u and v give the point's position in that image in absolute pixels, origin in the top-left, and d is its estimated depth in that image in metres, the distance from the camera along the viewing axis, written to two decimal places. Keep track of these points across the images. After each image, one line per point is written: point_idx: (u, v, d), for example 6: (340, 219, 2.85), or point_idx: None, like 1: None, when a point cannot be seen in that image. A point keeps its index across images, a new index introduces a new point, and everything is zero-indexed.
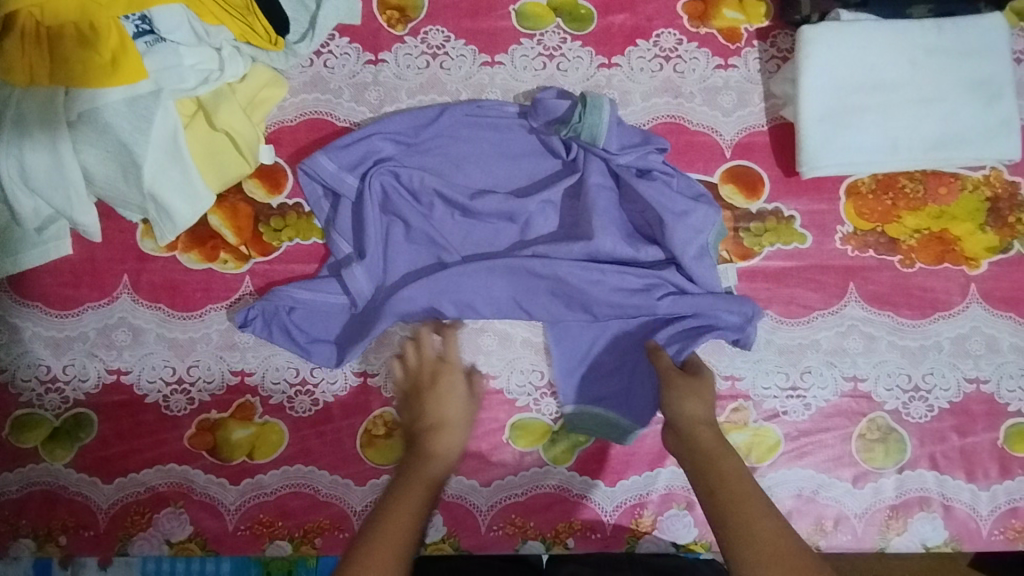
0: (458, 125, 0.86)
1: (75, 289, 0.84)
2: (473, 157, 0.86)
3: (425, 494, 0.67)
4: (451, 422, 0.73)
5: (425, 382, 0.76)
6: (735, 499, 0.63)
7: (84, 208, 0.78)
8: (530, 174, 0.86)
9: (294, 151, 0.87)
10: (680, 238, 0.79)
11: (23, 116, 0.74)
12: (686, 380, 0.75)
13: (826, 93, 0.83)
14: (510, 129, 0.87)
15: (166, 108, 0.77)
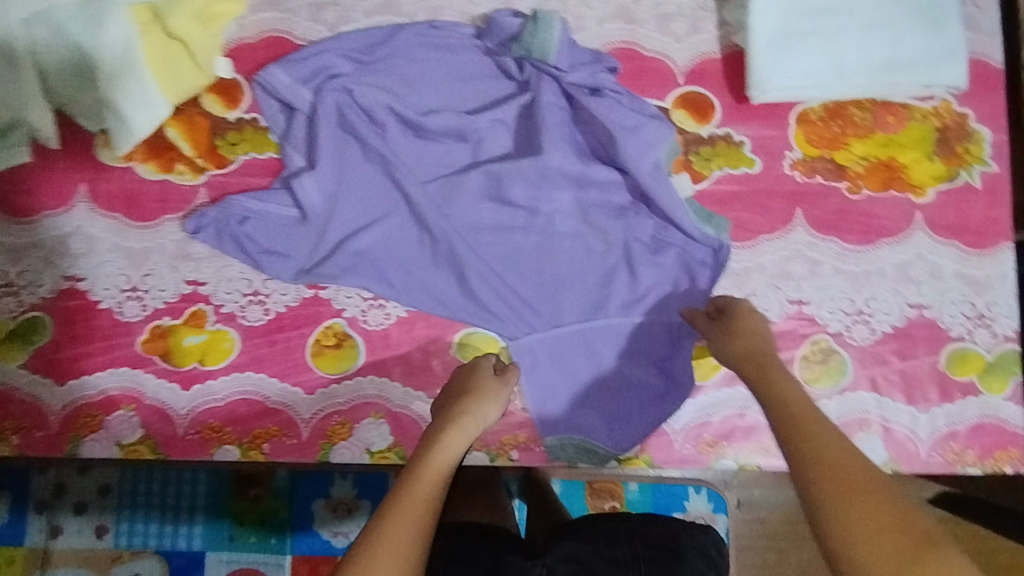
0: (412, 45, 0.87)
1: (34, 198, 0.85)
2: (428, 78, 0.87)
3: (433, 501, 0.61)
4: (468, 426, 0.68)
5: (467, 378, 0.74)
6: (832, 471, 0.56)
7: (39, 112, 0.80)
8: (482, 96, 0.87)
9: (251, 67, 0.88)
10: (632, 152, 0.82)
11: None
12: (720, 322, 0.76)
13: (775, 17, 0.84)
14: (464, 51, 0.87)
15: (121, 13, 0.78)
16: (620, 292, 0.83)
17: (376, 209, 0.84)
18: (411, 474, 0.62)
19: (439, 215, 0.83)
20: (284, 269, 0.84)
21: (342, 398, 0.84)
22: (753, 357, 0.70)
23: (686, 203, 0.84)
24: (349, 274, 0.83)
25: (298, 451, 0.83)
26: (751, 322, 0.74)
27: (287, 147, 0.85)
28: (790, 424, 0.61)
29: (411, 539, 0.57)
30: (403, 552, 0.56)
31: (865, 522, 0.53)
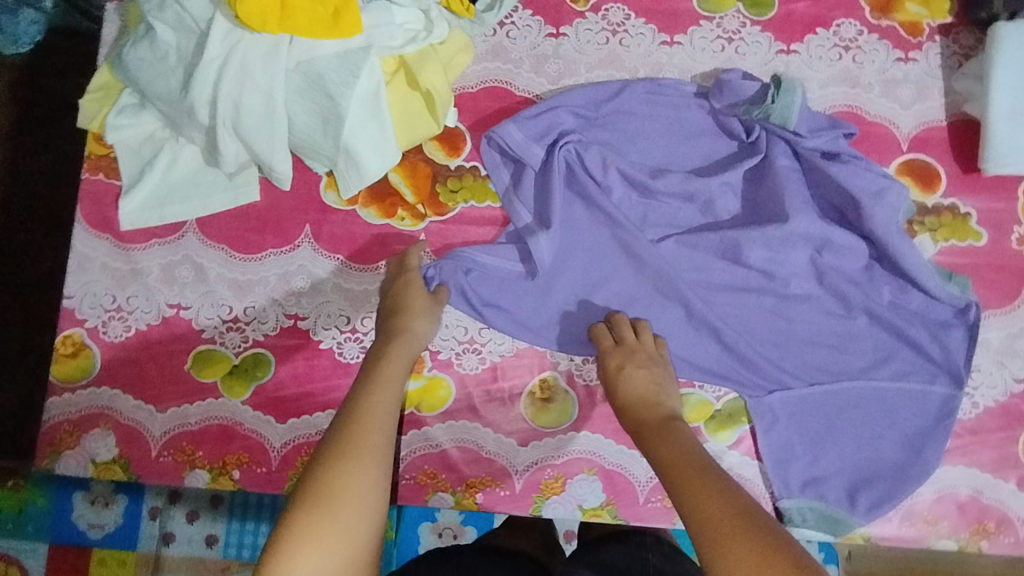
0: (637, 102, 0.87)
1: (260, 236, 0.87)
2: (649, 134, 0.87)
3: (395, 399, 0.67)
4: (406, 340, 0.76)
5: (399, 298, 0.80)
6: (712, 497, 0.57)
7: (281, 155, 0.81)
8: (705, 154, 0.87)
9: (474, 116, 0.89)
10: (880, 218, 0.81)
11: (248, 62, 0.76)
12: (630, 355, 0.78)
13: (1018, 90, 0.82)
14: (687, 109, 0.87)
15: (372, 64, 0.80)
16: (856, 360, 0.83)
17: (597, 267, 0.85)
18: (363, 391, 0.67)
19: (662, 277, 0.84)
20: (508, 323, 0.84)
21: (555, 452, 0.83)
22: (642, 425, 0.72)
23: (929, 264, 0.82)
24: (577, 333, 0.85)
25: (511, 503, 0.83)
26: (636, 374, 0.76)
27: (513, 202, 0.85)
28: (684, 472, 0.61)
29: (380, 425, 0.63)
30: (371, 445, 0.61)
31: (746, 554, 0.51)
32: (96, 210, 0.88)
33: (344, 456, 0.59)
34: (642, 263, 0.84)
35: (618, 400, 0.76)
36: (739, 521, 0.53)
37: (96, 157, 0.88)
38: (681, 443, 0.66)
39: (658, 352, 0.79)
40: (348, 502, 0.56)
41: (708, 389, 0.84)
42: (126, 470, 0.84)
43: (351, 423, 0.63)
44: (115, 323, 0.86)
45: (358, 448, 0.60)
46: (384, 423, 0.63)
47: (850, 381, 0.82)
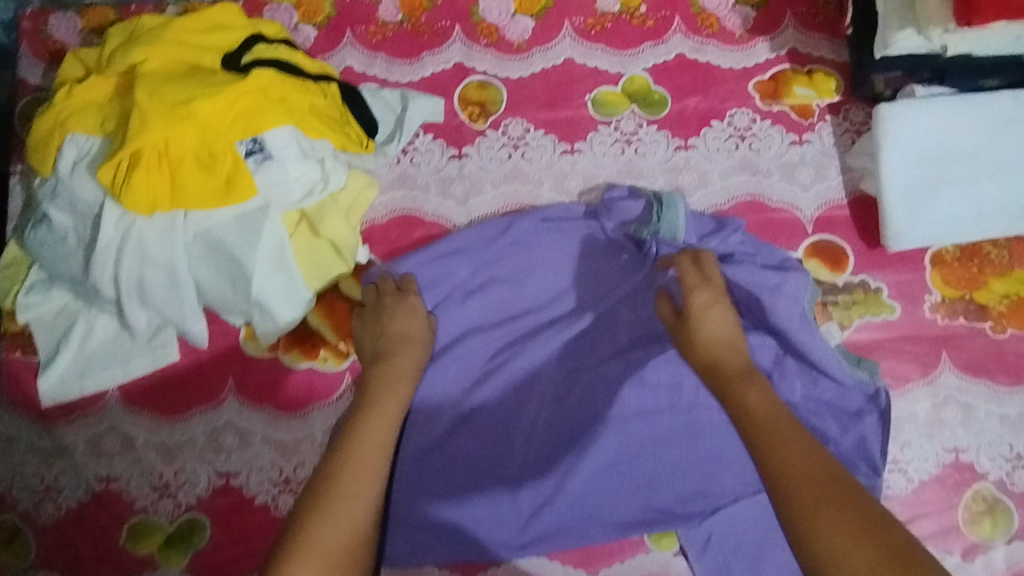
0: (530, 233, 0.88)
1: (184, 397, 0.87)
2: (546, 263, 0.88)
3: (381, 450, 0.69)
4: (405, 377, 0.78)
5: (386, 308, 0.82)
6: (810, 479, 0.58)
7: (195, 317, 0.81)
8: (603, 270, 0.88)
9: (386, 247, 0.89)
10: (782, 309, 0.82)
11: (145, 242, 0.76)
12: (677, 324, 0.79)
13: (907, 169, 0.84)
14: (579, 232, 0.88)
15: (273, 220, 0.80)
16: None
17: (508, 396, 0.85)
18: (356, 433, 0.70)
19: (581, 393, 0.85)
20: (428, 473, 0.82)
21: None
22: (716, 368, 0.75)
23: (837, 351, 0.83)
24: (495, 468, 0.83)
25: None
26: (712, 321, 0.77)
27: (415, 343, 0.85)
28: (762, 434, 0.65)
29: (364, 480, 0.66)
30: (365, 485, 0.66)
31: (845, 545, 0.53)
32: (16, 389, 0.87)
33: (325, 509, 0.63)
34: (563, 378, 0.85)
35: (688, 333, 0.78)
36: (835, 504, 0.56)
37: (12, 335, 0.89)
38: (775, 410, 0.67)
39: (717, 283, 0.79)
40: (317, 556, 0.60)
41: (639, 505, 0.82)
42: None
43: (337, 475, 0.66)
44: (45, 505, 0.84)
45: (342, 504, 0.64)
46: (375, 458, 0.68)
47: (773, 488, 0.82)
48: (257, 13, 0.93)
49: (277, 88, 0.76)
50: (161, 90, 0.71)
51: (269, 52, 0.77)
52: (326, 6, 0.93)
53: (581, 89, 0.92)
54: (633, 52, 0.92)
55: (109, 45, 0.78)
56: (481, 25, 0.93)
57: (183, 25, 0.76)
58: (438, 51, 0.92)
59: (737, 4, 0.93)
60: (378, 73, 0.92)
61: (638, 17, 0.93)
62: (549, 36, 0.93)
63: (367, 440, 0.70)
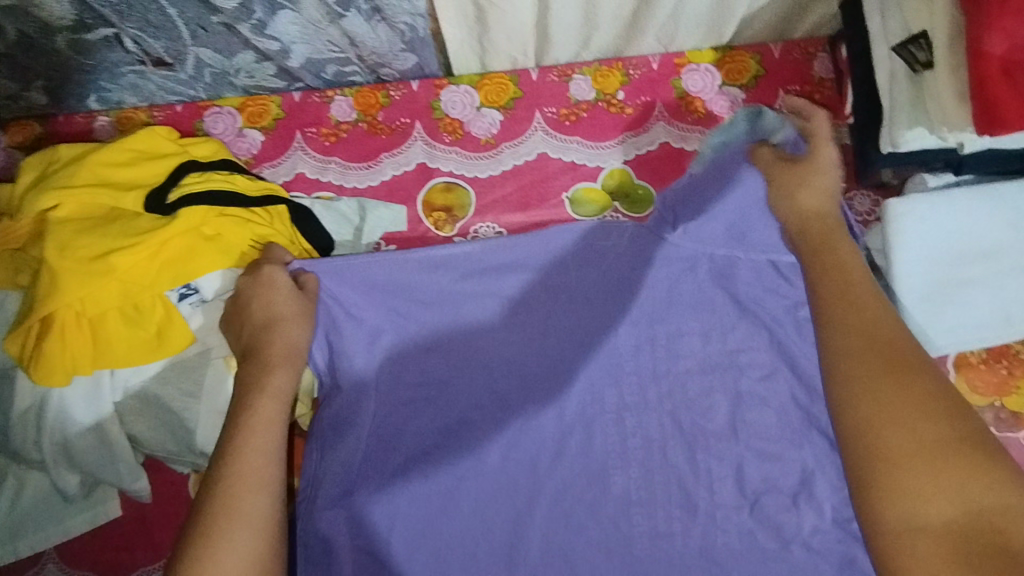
0: (456, 282, 0.79)
1: (129, 554, 0.78)
2: (474, 317, 0.79)
3: (270, 451, 0.60)
4: (293, 357, 0.66)
5: (257, 297, 0.67)
6: (867, 347, 0.52)
7: (134, 475, 0.72)
8: (588, 386, 0.79)
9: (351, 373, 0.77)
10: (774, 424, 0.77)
11: (68, 402, 0.68)
12: (788, 171, 0.70)
13: (926, 269, 0.75)
14: (504, 284, 0.80)
15: (215, 365, 0.70)
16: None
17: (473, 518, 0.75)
18: (235, 441, 0.59)
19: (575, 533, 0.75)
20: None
21: None
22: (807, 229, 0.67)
23: None
24: None
25: None
26: (815, 176, 0.69)
27: (379, 487, 0.75)
28: (834, 300, 0.56)
29: (262, 482, 0.58)
30: (253, 489, 0.57)
31: (908, 419, 0.48)
32: None
33: (220, 529, 0.54)
34: (549, 514, 0.76)
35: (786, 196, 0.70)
36: (902, 377, 0.49)
37: None
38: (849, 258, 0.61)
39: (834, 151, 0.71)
40: None
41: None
42: None
43: (222, 490, 0.56)
44: None
45: (237, 513, 0.55)
46: (264, 462, 0.58)
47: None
48: (195, 118, 0.85)
49: (211, 224, 0.68)
50: (72, 244, 0.63)
51: (202, 183, 0.69)
52: (273, 107, 0.86)
53: (557, 186, 0.84)
54: (612, 143, 0.84)
55: (23, 182, 0.70)
56: (444, 121, 0.85)
57: (97, 156, 0.68)
58: (397, 152, 0.85)
59: (723, 85, 0.85)
60: (332, 179, 0.84)
61: (615, 104, 0.85)
62: (519, 130, 0.85)
63: (251, 439, 0.59)
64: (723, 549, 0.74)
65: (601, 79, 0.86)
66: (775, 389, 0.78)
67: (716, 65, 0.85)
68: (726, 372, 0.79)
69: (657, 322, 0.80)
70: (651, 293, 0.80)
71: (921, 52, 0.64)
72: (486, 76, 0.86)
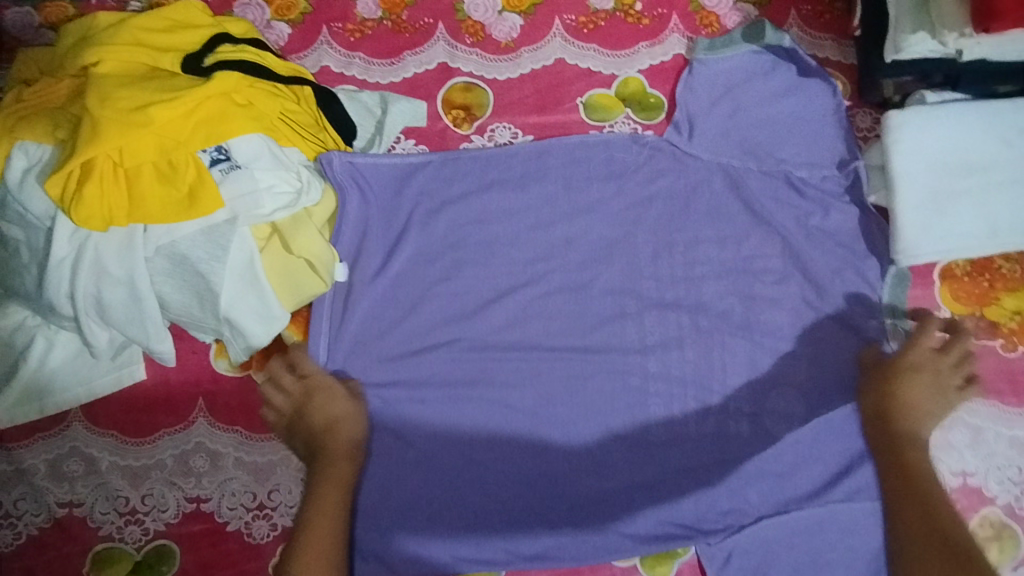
0: (478, 173, 0.86)
1: (151, 417, 0.82)
2: (492, 207, 0.86)
3: (352, 470, 0.73)
4: (353, 453, 0.75)
5: (304, 402, 0.77)
6: (920, 519, 0.70)
7: (160, 335, 0.76)
8: (591, 281, 0.85)
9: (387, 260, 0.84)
10: (764, 321, 0.83)
11: (103, 257, 0.71)
12: (879, 374, 0.79)
13: (921, 178, 0.79)
14: (520, 179, 0.86)
15: (242, 233, 0.75)
16: (812, 476, 0.80)
17: (482, 394, 0.82)
18: (316, 493, 0.71)
19: (586, 415, 0.82)
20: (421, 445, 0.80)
21: None
22: (889, 418, 0.76)
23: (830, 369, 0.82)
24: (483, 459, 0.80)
25: None
26: (918, 389, 0.77)
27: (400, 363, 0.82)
28: (895, 461, 0.74)
29: (337, 528, 0.69)
30: (335, 522, 0.69)
31: (926, 561, 0.67)
32: None
33: None
34: (565, 397, 0.82)
35: (879, 399, 0.78)
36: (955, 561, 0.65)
37: None
38: (914, 453, 0.74)
39: (943, 364, 0.78)
40: None
41: (638, 539, 0.77)
42: None
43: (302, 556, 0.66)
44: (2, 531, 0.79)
45: None
46: (346, 490, 0.72)
47: (798, 508, 0.79)
48: (226, 8, 0.88)
49: (243, 93, 0.71)
50: (113, 96, 0.67)
51: (236, 54, 0.73)
52: (301, 2, 0.88)
53: (573, 91, 0.87)
54: (628, 52, 0.88)
55: (62, 46, 0.73)
56: (466, 23, 0.88)
57: (139, 22, 0.71)
58: (420, 51, 0.88)
59: (738, 2, 0.89)
60: (356, 74, 0.87)
61: (633, 15, 0.89)
62: (539, 35, 0.88)
63: (335, 481, 0.72)
64: (711, 429, 0.82)
65: None
66: (789, 292, 0.84)
67: None
68: (726, 274, 0.84)
69: (663, 225, 0.86)
70: (658, 198, 0.86)
71: None
72: None
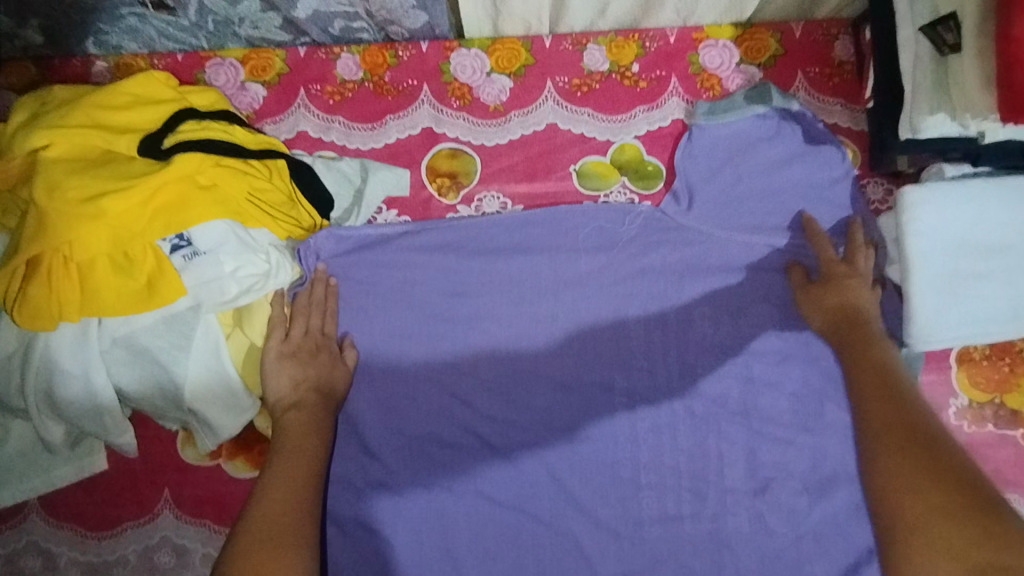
0: (464, 247, 0.81)
1: (113, 508, 0.77)
2: (480, 281, 0.80)
3: (322, 436, 0.69)
4: (326, 409, 0.71)
5: (304, 352, 0.73)
6: (899, 426, 0.68)
7: (120, 428, 0.71)
8: (584, 361, 0.79)
9: (369, 340, 0.79)
10: (767, 408, 0.78)
11: (55, 350, 0.66)
12: (815, 290, 0.78)
13: (938, 259, 0.74)
14: (509, 252, 0.81)
15: (208, 319, 0.70)
16: (819, 574, 0.76)
17: (471, 483, 0.77)
18: (284, 449, 0.67)
19: (580, 508, 0.77)
20: (406, 541, 0.76)
21: None
22: (841, 326, 0.76)
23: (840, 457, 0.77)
24: (472, 551, 0.76)
25: None
26: (853, 295, 0.76)
27: (386, 452, 0.78)
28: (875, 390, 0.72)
29: (303, 490, 0.64)
30: (298, 478, 0.64)
31: (915, 471, 0.63)
32: None
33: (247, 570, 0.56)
34: (553, 489, 0.77)
35: (829, 295, 0.77)
36: (929, 458, 0.63)
37: None
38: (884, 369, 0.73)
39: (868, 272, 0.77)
40: None
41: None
42: None
43: (260, 511, 0.61)
44: None
45: (264, 536, 0.58)
46: (317, 448, 0.68)
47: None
48: (197, 69, 0.82)
49: (207, 173, 0.67)
50: (62, 185, 0.61)
51: (200, 131, 0.68)
52: (277, 62, 0.83)
53: (566, 158, 0.82)
54: (624, 117, 0.83)
55: (13, 122, 0.68)
56: (453, 85, 0.83)
57: (95, 98, 0.67)
58: (403, 115, 0.82)
59: (741, 64, 0.83)
60: (335, 140, 0.82)
61: (629, 77, 0.83)
62: (530, 97, 0.83)
63: (305, 443, 0.67)
64: (711, 521, 0.77)
65: (616, 51, 0.84)
66: (790, 374, 0.79)
67: (736, 41, 0.83)
68: (730, 356, 0.79)
69: (666, 304, 0.80)
70: (657, 272, 0.80)
71: (950, 33, 0.63)
72: (498, 40, 0.84)
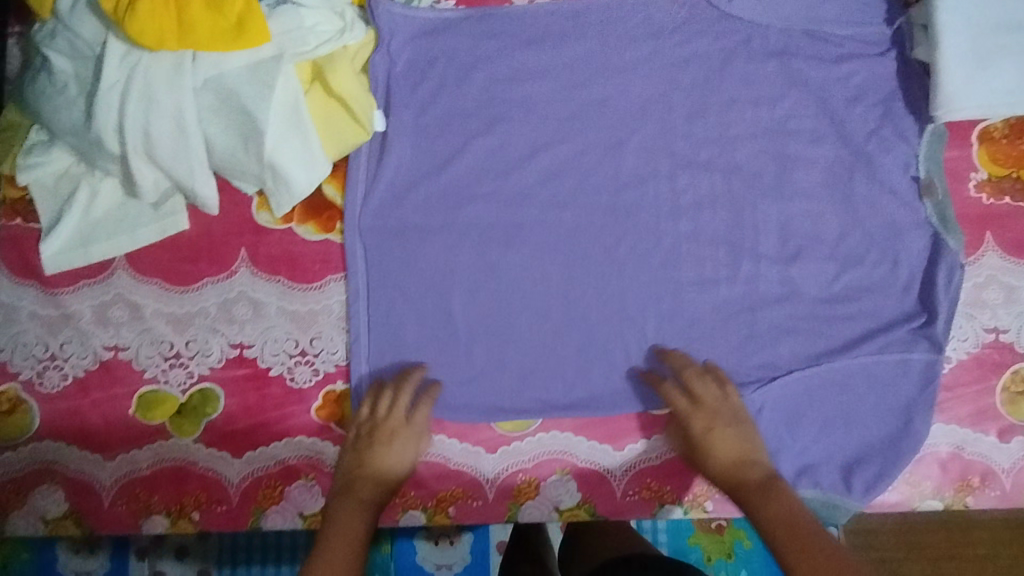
0: (518, 34, 0.86)
1: (193, 267, 0.83)
2: (535, 67, 0.86)
3: (395, 461, 0.75)
4: (402, 434, 0.77)
5: (380, 436, 0.76)
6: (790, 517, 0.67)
7: (205, 179, 0.77)
8: (631, 140, 0.85)
9: (432, 117, 0.85)
10: (801, 184, 0.84)
11: (152, 84, 0.72)
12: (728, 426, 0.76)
13: (966, 33, 0.80)
14: (563, 40, 0.86)
15: (287, 71, 0.75)
16: (847, 331, 0.82)
17: (527, 250, 0.83)
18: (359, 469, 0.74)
19: (626, 274, 0.83)
20: (467, 298, 0.83)
21: (525, 456, 0.82)
22: (731, 473, 0.73)
23: (868, 226, 0.83)
24: (528, 310, 0.83)
25: (484, 513, 0.81)
26: (719, 437, 0.75)
27: (449, 222, 0.83)
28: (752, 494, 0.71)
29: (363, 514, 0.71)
30: (362, 499, 0.72)
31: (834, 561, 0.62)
32: (16, 255, 0.83)
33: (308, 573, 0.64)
34: (602, 254, 0.83)
35: (701, 461, 0.76)
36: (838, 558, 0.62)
37: (12, 201, 0.84)
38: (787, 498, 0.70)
39: (737, 409, 0.78)
40: None
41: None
42: (80, 524, 0.80)
43: (326, 527, 0.69)
44: (50, 373, 0.81)
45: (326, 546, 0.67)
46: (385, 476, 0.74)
47: (832, 360, 0.81)
48: None
49: None
50: None
51: None
52: None
53: None
54: None
55: None
56: None
57: None
58: None
59: None
60: None
61: None
62: None
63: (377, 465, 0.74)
64: (748, 285, 0.83)
65: None
66: (823, 153, 0.84)
67: None
68: (768, 136, 0.85)
69: (708, 89, 0.86)
70: (699, 59, 0.86)
71: None
72: None
